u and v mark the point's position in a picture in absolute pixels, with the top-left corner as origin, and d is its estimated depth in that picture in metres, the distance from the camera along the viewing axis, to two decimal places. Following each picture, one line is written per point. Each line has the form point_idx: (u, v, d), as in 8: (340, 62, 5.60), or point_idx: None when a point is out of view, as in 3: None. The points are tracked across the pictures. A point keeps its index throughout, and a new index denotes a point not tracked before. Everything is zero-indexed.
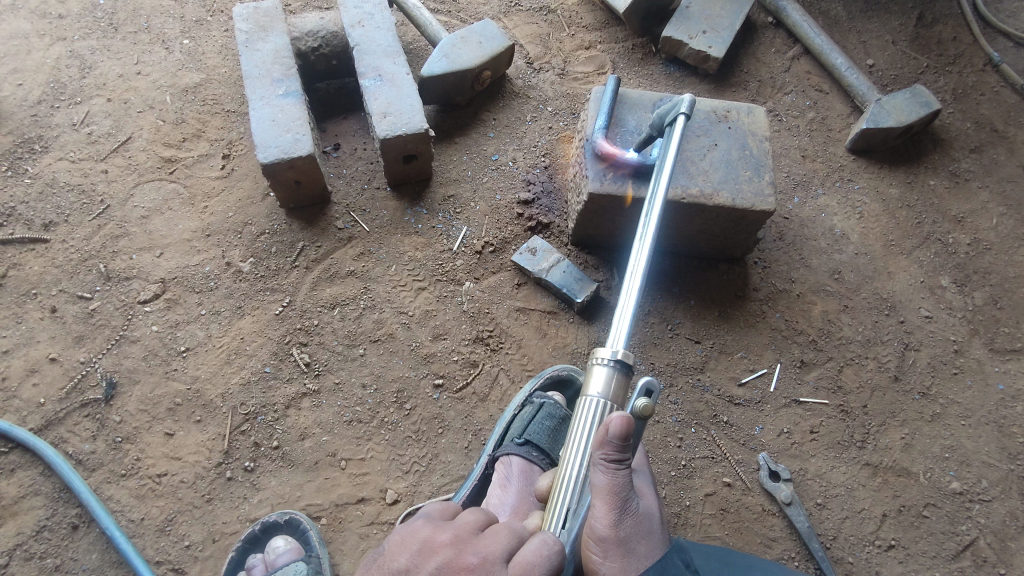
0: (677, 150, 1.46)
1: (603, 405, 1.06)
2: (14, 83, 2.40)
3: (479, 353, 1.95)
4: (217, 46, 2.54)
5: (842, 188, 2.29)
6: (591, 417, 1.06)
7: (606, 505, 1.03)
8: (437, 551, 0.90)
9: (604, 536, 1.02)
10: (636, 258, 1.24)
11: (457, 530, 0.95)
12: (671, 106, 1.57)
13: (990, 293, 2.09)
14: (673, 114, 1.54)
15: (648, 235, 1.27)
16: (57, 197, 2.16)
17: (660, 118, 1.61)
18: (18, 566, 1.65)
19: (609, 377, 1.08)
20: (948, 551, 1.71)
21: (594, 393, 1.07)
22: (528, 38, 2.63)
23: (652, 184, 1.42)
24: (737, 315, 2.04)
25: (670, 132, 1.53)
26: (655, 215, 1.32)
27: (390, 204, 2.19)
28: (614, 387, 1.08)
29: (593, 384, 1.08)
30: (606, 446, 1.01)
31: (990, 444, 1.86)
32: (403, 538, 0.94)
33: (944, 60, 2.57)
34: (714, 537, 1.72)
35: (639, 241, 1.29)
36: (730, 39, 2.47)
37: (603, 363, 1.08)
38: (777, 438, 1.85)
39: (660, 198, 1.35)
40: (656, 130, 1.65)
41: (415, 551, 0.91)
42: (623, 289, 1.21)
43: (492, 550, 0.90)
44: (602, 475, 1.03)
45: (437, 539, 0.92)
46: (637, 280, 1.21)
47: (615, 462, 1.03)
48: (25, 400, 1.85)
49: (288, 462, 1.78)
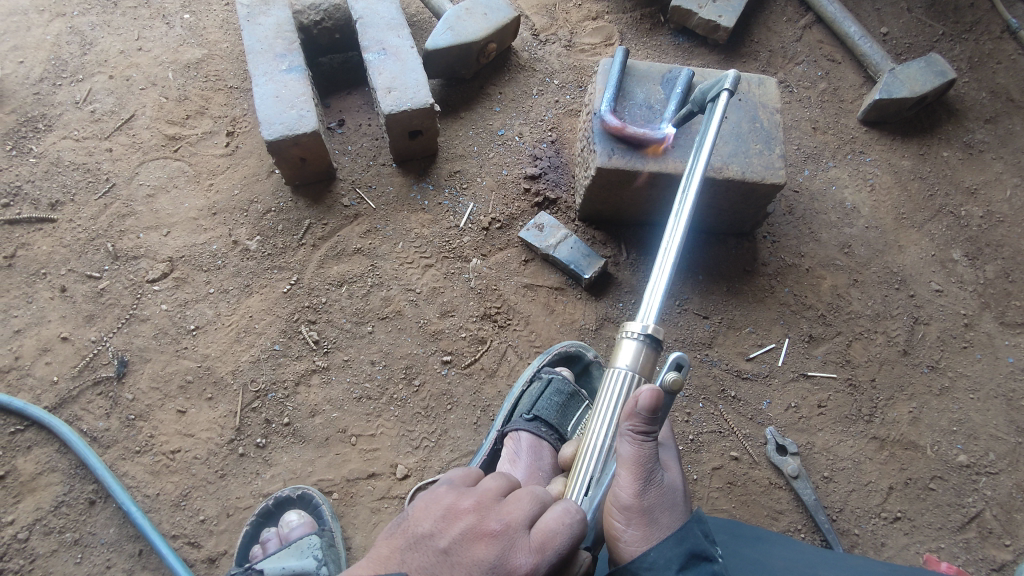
0: (717, 128, 1.40)
1: (631, 377, 1.06)
2: (16, 60, 2.38)
3: (487, 329, 1.95)
4: (219, 21, 2.50)
5: (853, 160, 2.26)
6: (618, 389, 1.06)
7: (631, 475, 1.04)
8: (460, 518, 0.92)
9: (628, 505, 1.03)
10: (671, 234, 1.22)
11: (480, 496, 0.95)
12: (714, 82, 1.49)
13: (1003, 266, 2.07)
14: (717, 90, 1.45)
15: (684, 212, 1.25)
16: (63, 176, 2.16)
17: (703, 94, 1.53)
18: (38, 540, 1.69)
19: (638, 350, 1.07)
20: (954, 523, 1.73)
21: (623, 365, 1.07)
22: (534, 9, 2.58)
23: (691, 161, 1.38)
24: (746, 290, 2.03)
25: (711, 111, 1.45)
26: (692, 192, 1.30)
27: (396, 180, 2.18)
28: (642, 360, 1.07)
29: (620, 356, 1.08)
30: (633, 417, 1.02)
31: (999, 417, 1.86)
32: (426, 504, 0.95)
33: (961, 27, 2.51)
34: (722, 510, 1.73)
35: (673, 218, 1.26)
36: (741, 8, 2.41)
37: (632, 337, 1.08)
38: (784, 413, 1.86)
39: (699, 176, 1.31)
40: (699, 106, 1.57)
41: (439, 517, 0.92)
42: (656, 267, 1.20)
43: (514, 517, 0.92)
44: (628, 446, 1.04)
45: (460, 506, 0.94)
46: (671, 257, 1.19)
47: (642, 434, 1.04)
48: (38, 378, 1.87)
49: (299, 438, 1.80)
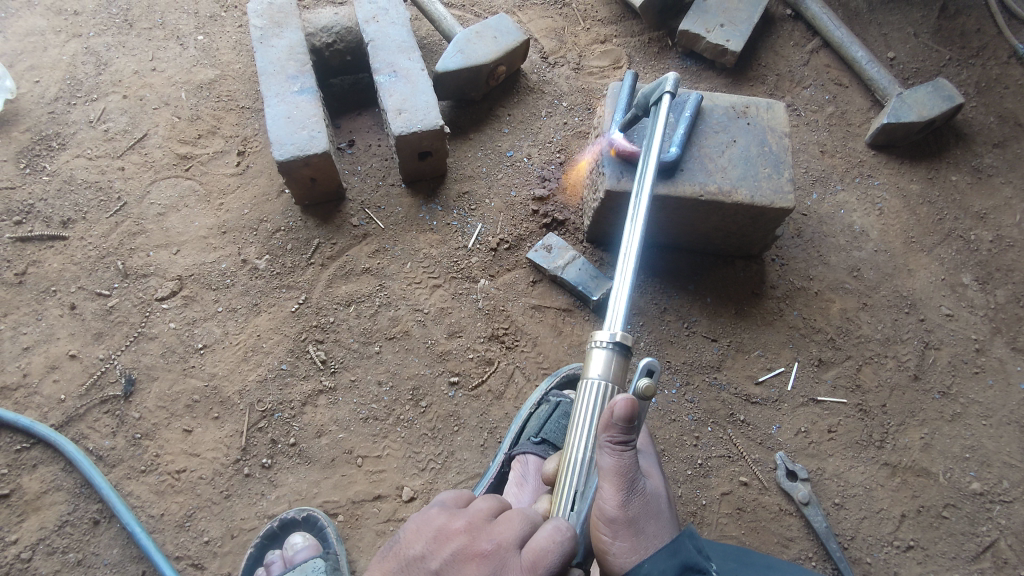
0: (662, 132, 1.60)
1: (604, 386, 1.09)
2: (32, 80, 2.41)
3: (495, 350, 1.94)
4: (232, 42, 2.53)
5: (861, 184, 2.26)
6: (592, 399, 1.09)
7: (614, 486, 1.03)
8: (451, 538, 0.93)
9: (614, 517, 1.01)
10: (629, 239, 1.32)
11: (472, 517, 0.97)
12: (655, 85, 1.69)
13: (1013, 291, 2.06)
14: (660, 92, 1.66)
15: (639, 217, 1.37)
16: (75, 194, 2.18)
17: (645, 97, 1.73)
18: (41, 560, 1.67)
19: (608, 359, 1.10)
20: (968, 552, 1.70)
21: (594, 375, 1.10)
22: (543, 32, 2.61)
23: (641, 165, 1.56)
24: (754, 313, 2.02)
25: (658, 110, 1.65)
26: (644, 201, 1.42)
27: (405, 201, 2.19)
28: (614, 369, 1.10)
29: (592, 366, 1.11)
30: (610, 428, 1.03)
31: (1012, 444, 1.83)
32: (418, 526, 0.97)
33: (967, 52, 2.52)
34: (730, 537, 1.71)
35: (631, 223, 1.37)
36: (749, 32, 2.43)
37: (602, 346, 1.11)
38: (794, 437, 1.84)
39: (648, 193, 1.43)
40: (642, 110, 1.76)
41: (430, 539, 0.94)
42: (617, 274, 1.25)
43: (506, 536, 0.92)
44: (608, 458, 1.04)
45: (452, 527, 0.95)
46: (631, 259, 1.26)
47: (621, 444, 1.04)
48: (46, 396, 1.87)
49: (305, 459, 1.79)
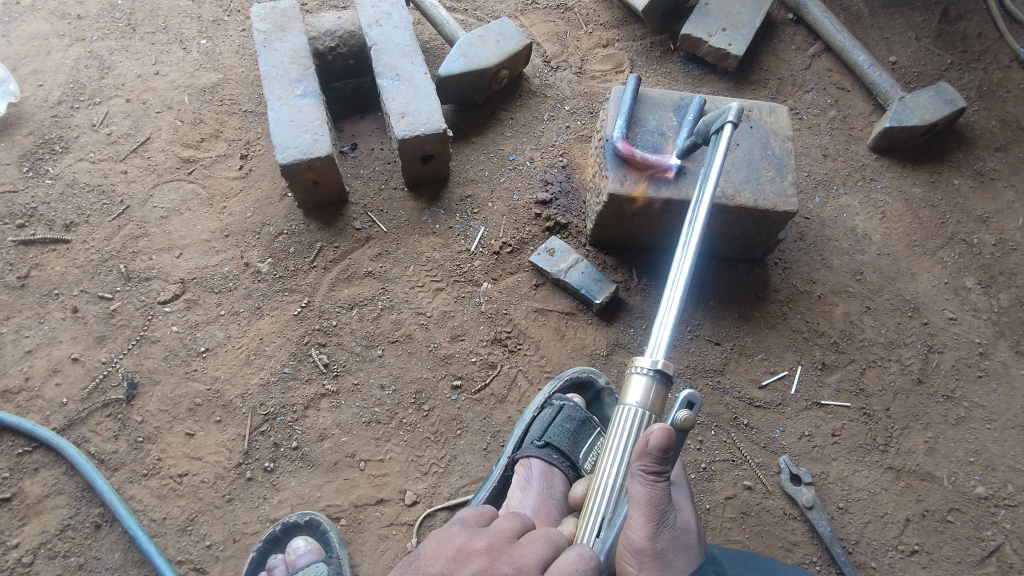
0: (723, 160, 1.38)
1: (641, 415, 1.06)
2: (35, 83, 2.42)
3: (498, 354, 1.94)
4: (234, 46, 2.54)
5: (864, 187, 2.26)
6: (628, 426, 1.06)
7: (643, 517, 1.03)
8: (472, 559, 0.92)
9: (641, 548, 1.02)
10: (678, 267, 1.22)
11: (492, 539, 0.96)
12: (717, 114, 1.49)
13: (1017, 295, 2.06)
14: (720, 122, 1.45)
15: (691, 245, 1.25)
16: (78, 197, 2.18)
17: (707, 126, 1.52)
18: (42, 564, 1.67)
19: (647, 387, 1.07)
20: (973, 557, 1.69)
21: (633, 402, 1.07)
22: (545, 37, 2.61)
23: (696, 191, 1.37)
24: (758, 316, 2.02)
25: (715, 142, 1.45)
26: (699, 222, 1.29)
27: (407, 204, 2.19)
28: (652, 398, 1.07)
29: (630, 393, 1.08)
30: (644, 457, 1.02)
31: (1017, 448, 1.83)
32: (438, 544, 0.96)
33: (969, 56, 2.53)
34: (735, 541, 1.71)
35: (681, 249, 1.26)
36: (750, 37, 2.43)
37: (641, 373, 1.08)
38: (798, 441, 1.84)
39: (706, 206, 1.31)
40: (702, 138, 1.57)
41: (450, 558, 0.93)
42: (664, 299, 1.20)
43: (527, 561, 0.92)
44: (639, 487, 1.03)
45: (472, 547, 0.94)
46: (679, 290, 1.19)
47: (654, 475, 1.03)
48: (48, 400, 1.87)
49: (307, 463, 1.79)
